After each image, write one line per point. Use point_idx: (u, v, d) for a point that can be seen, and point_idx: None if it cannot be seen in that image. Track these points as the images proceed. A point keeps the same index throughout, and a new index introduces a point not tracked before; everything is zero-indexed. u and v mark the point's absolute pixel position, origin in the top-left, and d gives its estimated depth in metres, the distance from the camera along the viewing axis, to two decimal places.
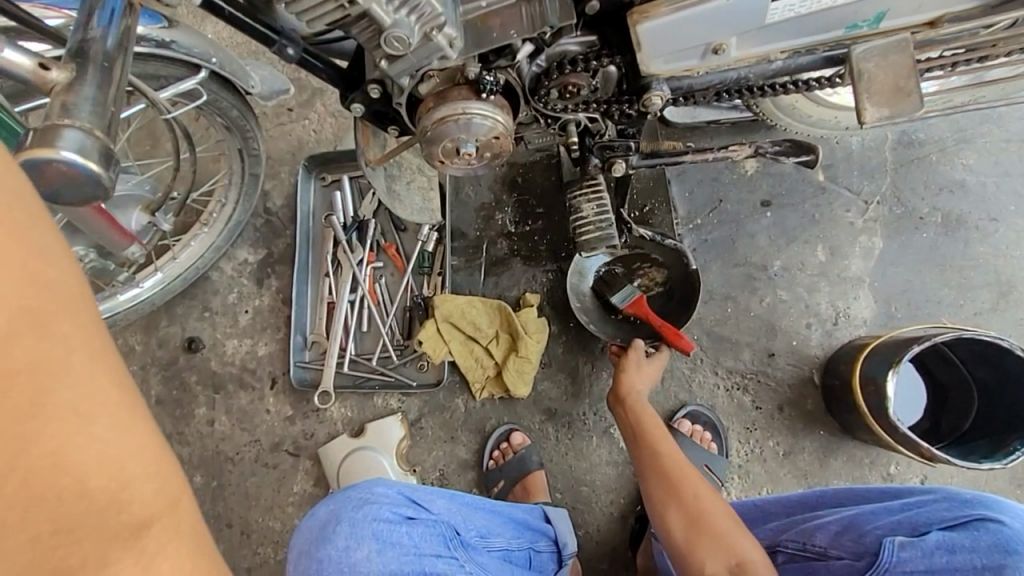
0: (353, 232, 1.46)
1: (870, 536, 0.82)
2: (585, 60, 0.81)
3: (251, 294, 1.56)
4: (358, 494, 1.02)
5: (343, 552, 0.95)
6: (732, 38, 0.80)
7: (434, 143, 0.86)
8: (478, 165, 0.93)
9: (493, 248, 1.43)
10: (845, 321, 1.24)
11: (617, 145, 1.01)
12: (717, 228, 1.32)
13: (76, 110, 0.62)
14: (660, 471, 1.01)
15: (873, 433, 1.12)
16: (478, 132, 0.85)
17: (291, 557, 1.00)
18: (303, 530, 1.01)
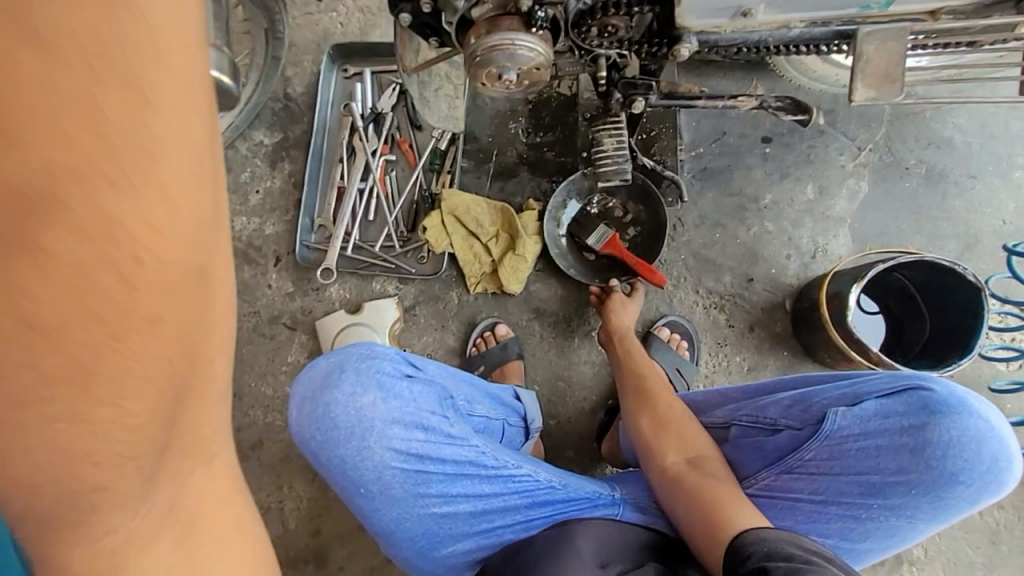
0: (370, 123, 1.51)
1: (817, 406, 0.93)
2: (627, 4, 0.87)
3: (263, 175, 1.60)
4: (359, 350, 1.02)
5: (354, 401, 0.97)
6: (761, 4, 0.81)
7: (481, 68, 0.89)
8: (515, 91, 0.97)
9: (503, 155, 1.49)
10: (822, 256, 1.33)
11: (639, 83, 1.05)
12: (716, 158, 1.39)
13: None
14: (637, 387, 1.09)
15: (832, 353, 1.22)
16: (520, 63, 0.88)
17: (295, 404, 0.99)
18: (304, 382, 0.99)
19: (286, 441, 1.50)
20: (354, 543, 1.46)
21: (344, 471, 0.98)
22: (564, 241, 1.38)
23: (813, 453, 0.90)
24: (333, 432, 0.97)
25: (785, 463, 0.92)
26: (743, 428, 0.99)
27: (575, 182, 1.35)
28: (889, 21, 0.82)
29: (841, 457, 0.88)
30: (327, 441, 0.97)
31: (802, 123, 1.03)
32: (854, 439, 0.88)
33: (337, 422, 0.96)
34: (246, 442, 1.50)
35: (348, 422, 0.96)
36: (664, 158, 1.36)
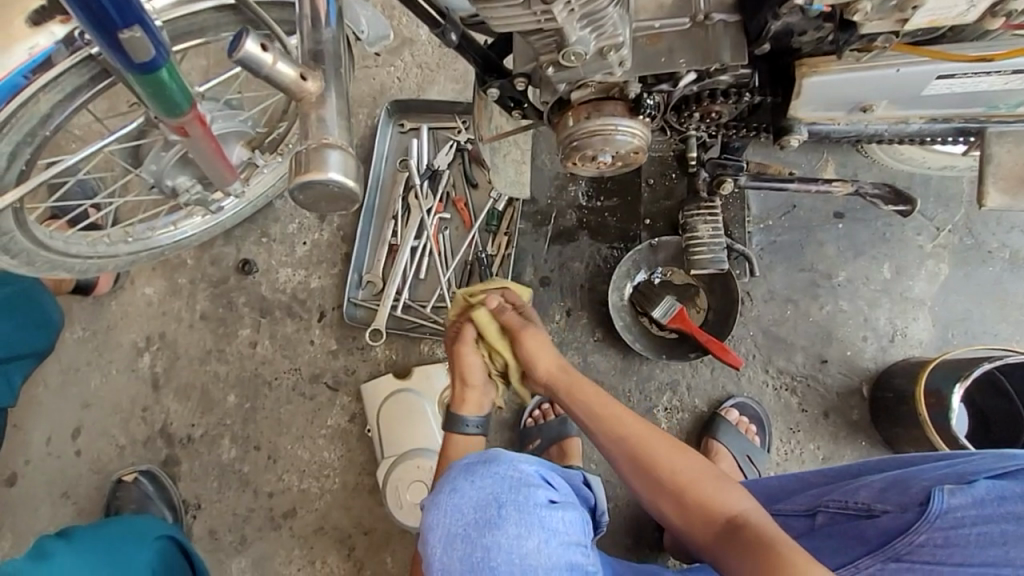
0: (425, 179, 1.47)
1: (916, 487, 0.83)
2: (736, 93, 0.82)
3: (312, 226, 1.57)
4: (507, 473, 0.92)
5: (511, 540, 0.86)
6: (883, 102, 0.78)
7: (577, 151, 0.86)
8: (606, 172, 0.93)
9: (562, 218, 1.45)
10: (901, 340, 1.27)
11: (729, 164, 1.01)
12: (787, 232, 1.34)
13: (329, 126, 0.55)
14: (623, 446, 0.98)
15: (920, 449, 1.14)
16: (619, 147, 0.85)
17: (438, 537, 0.89)
18: (452, 513, 0.89)
19: (322, 510, 1.41)
20: None
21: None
22: (627, 311, 1.32)
23: (924, 536, 0.77)
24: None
25: (892, 548, 0.80)
26: (831, 515, 0.91)
27: (641, 254, 1.31)
28: (1017, 121, 0.81)
29: (960, 544, 0.75)
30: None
31: (903, 213, 1.03)
32: (968, 521, 0.76)
33: (492, 565, 0.85)
34: (278, 509, 1.43)
35: (501, 564, 0.85)
36: (731, 231, 1.30)
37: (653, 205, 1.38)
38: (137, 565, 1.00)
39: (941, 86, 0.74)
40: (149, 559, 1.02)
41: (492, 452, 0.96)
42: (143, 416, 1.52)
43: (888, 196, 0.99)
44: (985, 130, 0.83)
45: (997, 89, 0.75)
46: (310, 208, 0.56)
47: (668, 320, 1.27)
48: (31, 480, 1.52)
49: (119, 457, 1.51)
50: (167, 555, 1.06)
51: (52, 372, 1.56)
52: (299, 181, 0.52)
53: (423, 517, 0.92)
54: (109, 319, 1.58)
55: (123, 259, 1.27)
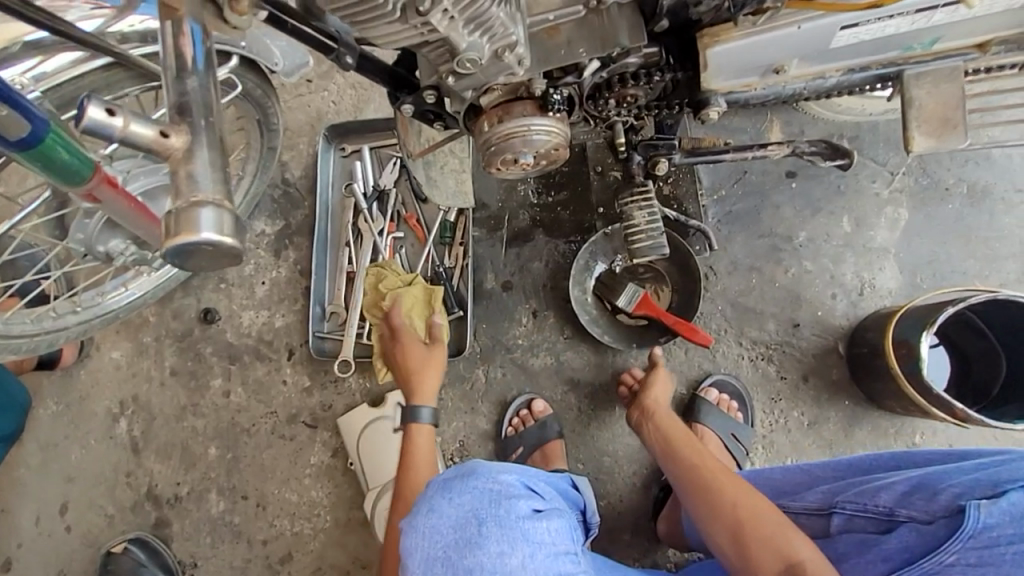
0: (373, 201, 1.45)
1: (943, 495, 0.78)
2: (646, 73, 0.79)
3: (268, 265, 1.54)
4: (485, 486, 0.88)
5: (495, 558, 0.81)
6: (793, 60, 0.76)
7: (497, 155, 0.84)
8: (533, 172, 0.91)
9: (516, 219, 1.42)
10: (871, 292, 1.25)
11: (660, 143, 0.98)
12: (741, 200, 1.32)
13: (200, 180, 0.52)
14: (689, 475, 0.99)
15: (901, 402, 1.12)
16: (538, 147, 0.83)
17: (416, 560, 0.84)
18: (430, 534, 0.84)
19: (317, 550, 1.39)
20: None
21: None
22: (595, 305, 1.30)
23: (955, 556, 0.71)
24: None
25: (919, 567, 0.75)
26: (847, 519, 0.88)
27: (597, 244, 1.29)
28: (935, 59, 0.78)
29: (993, 563, 0.69)
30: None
31: (843, 165, 1.02)
32: (1003, 541, 0.69)
33: None
34: (274, 555, 1.40)
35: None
36: (685, 206, 1.28)
37: (604, 192, 1.39)
38: None
39: (846, 38, 0.72)
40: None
41: (469, 464, 0.93)
42: (127, 482, 1.50)
43: (826, 153, 0.97)
44: (903, 73, 0.81)
45: (905, 34, 0.73)
46: (190, 268, 0.54)
47: (634, 306, 1.24)
48: (23, 562, 1.49)
49: (109, 526, 1.49)
50: None
51: (31, 451, 1.54)
52: (170, 247, 0.50)
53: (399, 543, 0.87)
54: (79, 389, 1.55)
55: (74, 329, 1.25)
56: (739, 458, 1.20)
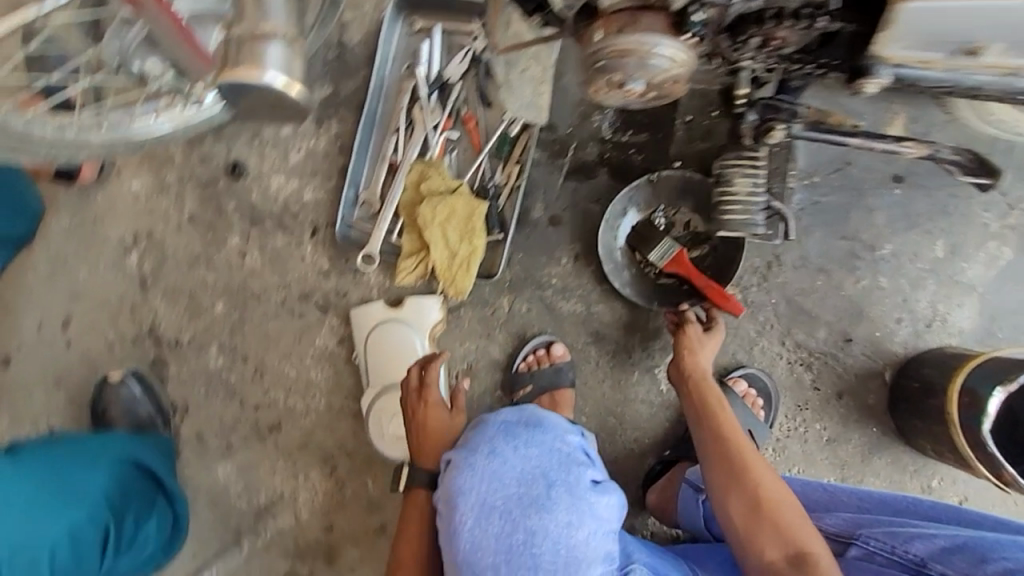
0: (434, 91, 1.30)
1: (991, 565, 0.77)
2: (809, 15, 0.66)
3: (308, 132, 1.43)
4: (554, 446, 0.92)
5: (558, 525, 0.85)
6: (996, 43, 0.63)
7: (602, 75, 0.70)
8: (633, 103, 0.77)
9: (583, 151, 1.29)
10: (940, 326, 1.15)
11: (783, 107, 0.84)
12: (835, 192, 1.18)
13: (272, 15, 0.74)
14: (721, 448, 0.99)
15: (935, 445, 1.06)
16: (653, 75, 0.69)
17: (472, 504, 0.88)
18: (494, 482, 0.88)
19: (306, 428, 1.40)
20: (366, 545, 1.37)
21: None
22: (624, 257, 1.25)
23: None
24: (521, 557, 0.85)
25: None
26: (866, 551, 0.88)
27: (639, 190, 1.23)
28: None
29: None
30: (504, 564, 0.85)
31: (982, 186, 0.93)
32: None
33: (534, 548, 0.85)
34: (264, 421, 1.42)
35: (543, 548, 0.85)
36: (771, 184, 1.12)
37: (687, 145, 1.25)
38: (92, 491, 0.96)
39: None
40: (100, 480, 0.98)
41: (532, 417, 0.95)
42: (131, 315, 1.49)
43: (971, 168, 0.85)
44: None
45: None
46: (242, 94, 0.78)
47: (667, 262, 1.19)
48: (23, 364, 1.52)
49: (109, 352, 1.50)
50: (123, 479, 1.02)
51: (40, 260, 1.51)
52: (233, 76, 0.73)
53: (452, 480, 0.90)
54: (95, 212, 1.50)
55: (97, 150, 1.15)
56: None
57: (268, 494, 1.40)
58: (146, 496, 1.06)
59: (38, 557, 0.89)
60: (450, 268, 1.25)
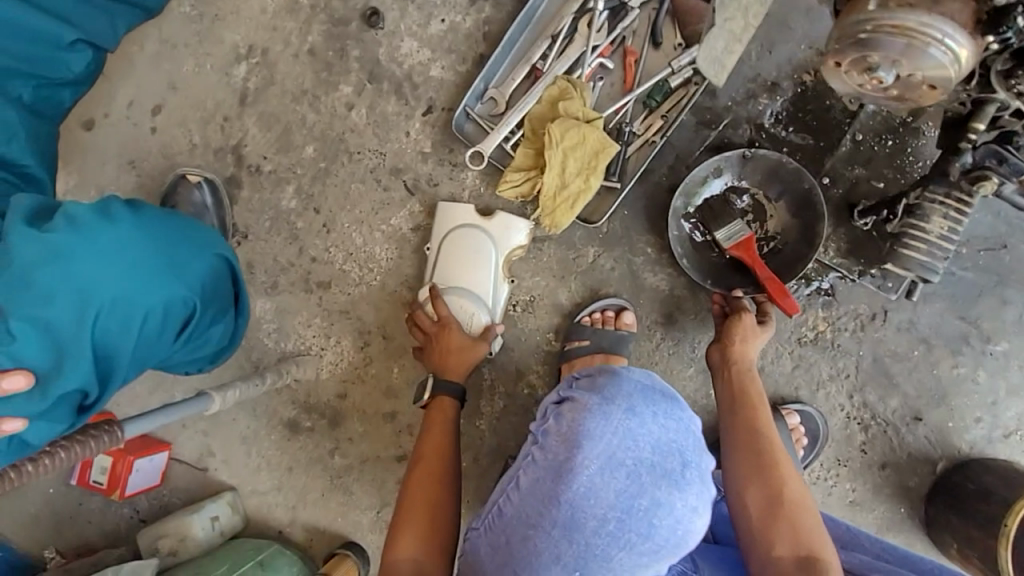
0: (607, 10, 1.20)
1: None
2: None
3: (458, 6, 1.34)
4: (692, 425, 0.78)
5: (685, 507, 0.71)
6: None
7: (856, 49, 0.63)
8: (863, 99, 0.70)
9: (733, 130, 1.20)
10: (1015, 440, 1.11)
11: (1009, 161, 0.76)
12: (976, 270, 1.11)
13: None
14: (750, 444, 0.96)
15: (963, 548, 1.04)
16: (917, 67, 0.62)
17: (599, 452, 0.73)
18: (628, 437, 0.73)
19: (353, 297, 1.40)
20: (372, 425, 1.39)
21: (586, 554, 0.70)
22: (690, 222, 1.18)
23: None
24: (637, 528, 0.70)
25: None
26: None
27: (729, 162, 1.14)
28: None
29: None
30: (613, 526, 0.70)
31: None
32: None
33: (655, 522, 0.70)
34: (315, 276, 1.41)
35: (662, 525, 0.70)
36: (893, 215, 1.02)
37: (845, 166, 1.15)
38: (192, 270, 0.90)
39: None
40: (203, 267, 0.91)
41: (670, 390, 0.81)
42: (221, 125, 1.45)
43: None
44: None
45: None
46: None
47: (734, 243, 1.11)
48: (103, 133, 1.50)
49: (188, 152, 1.47)
50: (216, 274, 0.95)
51: (150, 37, 1.47)
52: None
53: (579, 420, 0.76)
54: (219, 9, 1.44)
55: None
56: None
57: (296, 343, 1.41)
58: (228, 302, 0.99)
59: (130, 316, 0.84)
60: (555, 198, 1.18)
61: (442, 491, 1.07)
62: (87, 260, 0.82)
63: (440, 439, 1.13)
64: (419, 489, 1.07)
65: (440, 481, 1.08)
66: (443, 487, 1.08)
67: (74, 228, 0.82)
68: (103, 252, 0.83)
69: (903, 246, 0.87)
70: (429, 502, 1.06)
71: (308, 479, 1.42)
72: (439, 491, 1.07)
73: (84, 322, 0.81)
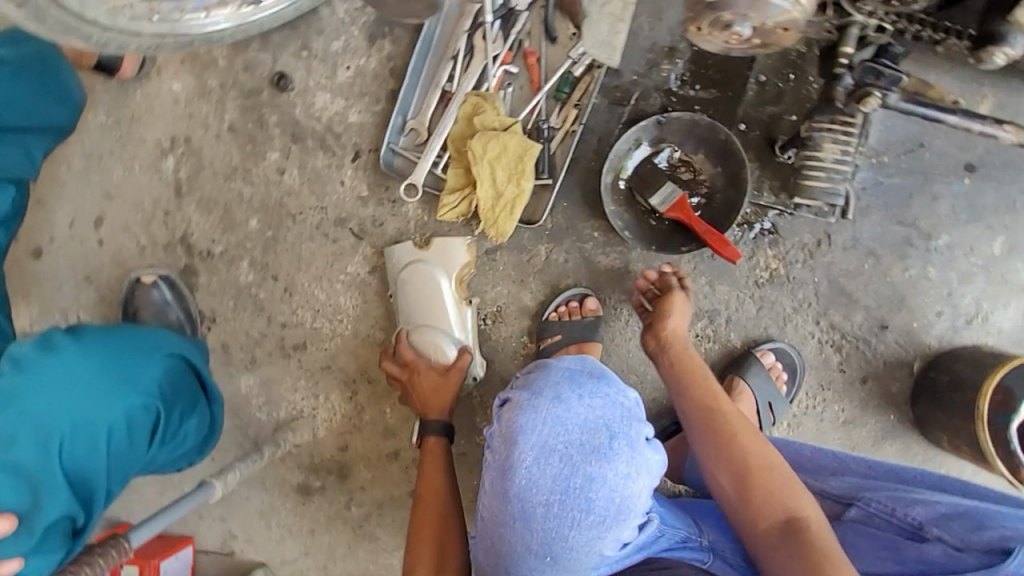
0: (498, 19, 1.23)
1: (990, 532, 0.75)
2: None
3: (359, 50, 1.38)
4: (619, 398, 0.83)
5: (616, 475, 0.77)
6: None
7: (708, 11, 0.66)
8: (733, 49, 0.73)
9: (644, 101, 1.23)
10: (979, 324, 1.15)
11: (886, 73, 0.79)
12: (901, 175, 1.15)
13: None
14: (705, 420, 0.97)
15: (954, 438, 1.08)
16: (767, 17, 0.65)
17: (532, 444, 0.79)
18: (555, 424, 0.79)
19: (330, 351, 1.42)
20: (379, 468, 1.41)
21: (546, 535, 0.78)
22: (623, 194, 1.22)
23: None
24: (576, 503, 0.77)
25: None
26: (867, 513, 0.86)
27: (646, 130, 1.18)
28: None
29: None
30: (557, 506, 0.77)
31: None
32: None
33: (590, 496, 0.77)
34: (289, 340, 1.43)
35: (598, 496, 0.77)
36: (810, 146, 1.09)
37: (756, 108, 1.19)
38: (143, 377, 0.94)
39: None
40: (154, 372, 0.95)
41: (597, 368, 0.87)
42: (164, 220, 1.48)
43: None
44: None
45: None
46: None
47: (668, 207, 1.16)
48: (52, 257, 1.52)
49: (138, 255, 1.49)
50: (173, 373, 0.99)
51: (75, 154, 1.49)
52: None
53: (513, 419, 0.82)
54: (133, 110, 1.46)
55: (146, 41, 1.11)
56: (764, 425, 1.19)
57: (288, 410, 1.43)
58: (193, 395, 1.03)
59: (94, 434, 0.88)
60: (494, 209, 1.22)
61: (448, 527, 1.16)
62: (38, 396, 0.87)
63: (437, 482, 1.19)
64: (426, 532, 1.15)
65: (443, 521, 1.16)
66: (448, 525, 1.16)
67: (20, 370, 0.88)
68: (54, 383, 0.88)
69: (804, 176, 0.92)
70: (438, 541, 1.15)
71: (332, 536, 1.43)
72: (446, 528, 1.16)
73: (50, 451, 0.86)
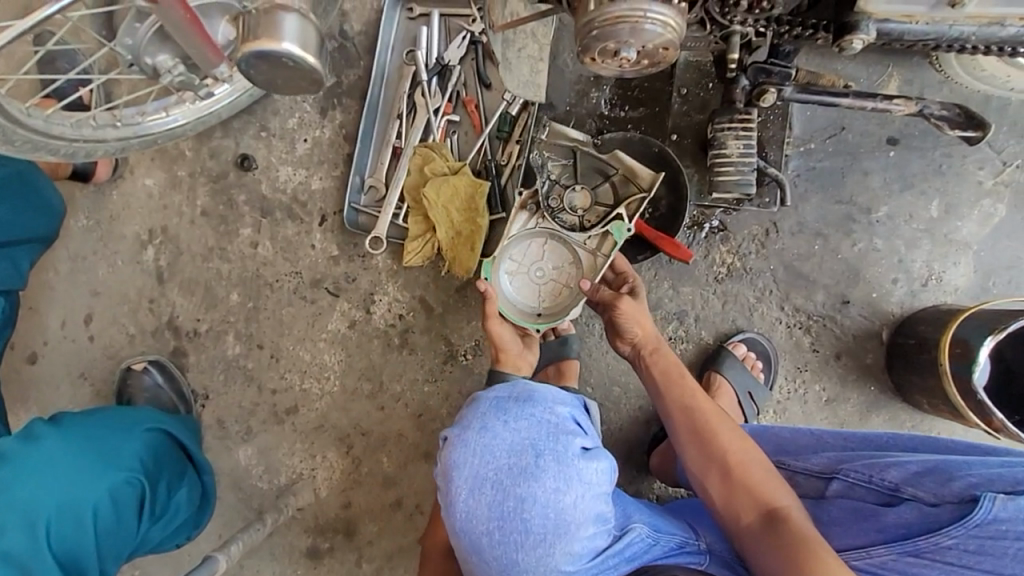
0: (434, 76, 1.33)
1: (959, 483, 0.79)
2: None
3: (313, 122, 1.47)
4: (543, 416, 0.88)
5: (544, 491, 0.82)
6: None
7: (596, 44, 0.73)
8: (628, 73, 0.80)
9: (580, 128, 1.31)
10: (935, 284, 1.18)
11: (775, 70, 0.87)
12: (831, 157, 1.21)
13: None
14: (686, 415, 0.98)
15: (931, 399, 1.10)
16: (646, 40, 0.72)
17: (465, 478, 0.84)
18: (483, 455, 0.84)
19: (322, 410, 1.45)
20: (385, 519, 1.42)
21: (500, 560, 0.84)
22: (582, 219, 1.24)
23: (953, 540, 0.77)
24: (513, 525, 0.82)
25: (913, 544, 0.79)
26: (848, 484, 0.89)
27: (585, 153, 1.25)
28: None
29: (992, 553, 0.76)
30: (498, 532, 0.83)
31: (971, 139, 0.96)
32: (1010, 535, 0.75)
33: (524, 517, 0.82)
34: (281, 405, 1.46)
35: (532, 515, 0.82)
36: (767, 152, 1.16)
37: (683, 117, 1.25)
38: (127, 453, 1.00)
39: None
40: (135, 448, 1.01)
41: (524, 390, 0.91)
42: (150, 308, 1.54)
43: (958, 122, 0.91)
44: None
45: None
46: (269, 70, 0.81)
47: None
48: (49, 360, 1.57)
49: (130, 345, 1.54)
50: (156, 446, 1.05)
51: (61, 259, 1.57)
52: (262, 45, 0.77)
53: (447, 457, 0.87)
54: (111, 210, 1.55)
55: (113, 146, 1.22)
56: (749, 416, 1.20)
57: (288, 475, 1.45)
58: (179, 467, 1.09)
59: (81, 514, 0.92)
60: (455, 246, 1.30)
61: None
62: (24, 481, 0.91)
63: None
64: None
65: None
66: None
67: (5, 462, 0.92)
68: (39, 468, 0.92)
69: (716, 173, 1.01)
70: None
71: None
72: None
73: (39, 537, 0.89)
